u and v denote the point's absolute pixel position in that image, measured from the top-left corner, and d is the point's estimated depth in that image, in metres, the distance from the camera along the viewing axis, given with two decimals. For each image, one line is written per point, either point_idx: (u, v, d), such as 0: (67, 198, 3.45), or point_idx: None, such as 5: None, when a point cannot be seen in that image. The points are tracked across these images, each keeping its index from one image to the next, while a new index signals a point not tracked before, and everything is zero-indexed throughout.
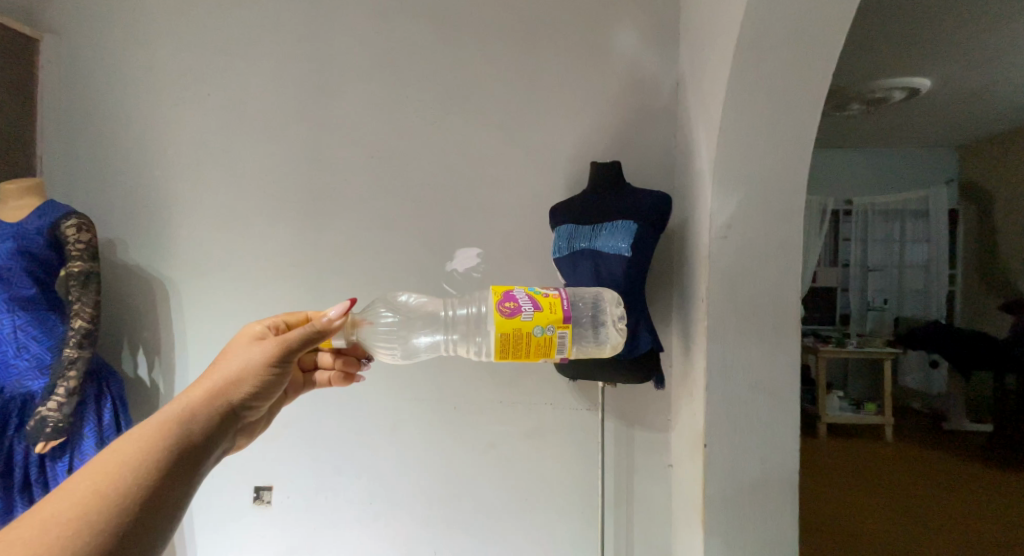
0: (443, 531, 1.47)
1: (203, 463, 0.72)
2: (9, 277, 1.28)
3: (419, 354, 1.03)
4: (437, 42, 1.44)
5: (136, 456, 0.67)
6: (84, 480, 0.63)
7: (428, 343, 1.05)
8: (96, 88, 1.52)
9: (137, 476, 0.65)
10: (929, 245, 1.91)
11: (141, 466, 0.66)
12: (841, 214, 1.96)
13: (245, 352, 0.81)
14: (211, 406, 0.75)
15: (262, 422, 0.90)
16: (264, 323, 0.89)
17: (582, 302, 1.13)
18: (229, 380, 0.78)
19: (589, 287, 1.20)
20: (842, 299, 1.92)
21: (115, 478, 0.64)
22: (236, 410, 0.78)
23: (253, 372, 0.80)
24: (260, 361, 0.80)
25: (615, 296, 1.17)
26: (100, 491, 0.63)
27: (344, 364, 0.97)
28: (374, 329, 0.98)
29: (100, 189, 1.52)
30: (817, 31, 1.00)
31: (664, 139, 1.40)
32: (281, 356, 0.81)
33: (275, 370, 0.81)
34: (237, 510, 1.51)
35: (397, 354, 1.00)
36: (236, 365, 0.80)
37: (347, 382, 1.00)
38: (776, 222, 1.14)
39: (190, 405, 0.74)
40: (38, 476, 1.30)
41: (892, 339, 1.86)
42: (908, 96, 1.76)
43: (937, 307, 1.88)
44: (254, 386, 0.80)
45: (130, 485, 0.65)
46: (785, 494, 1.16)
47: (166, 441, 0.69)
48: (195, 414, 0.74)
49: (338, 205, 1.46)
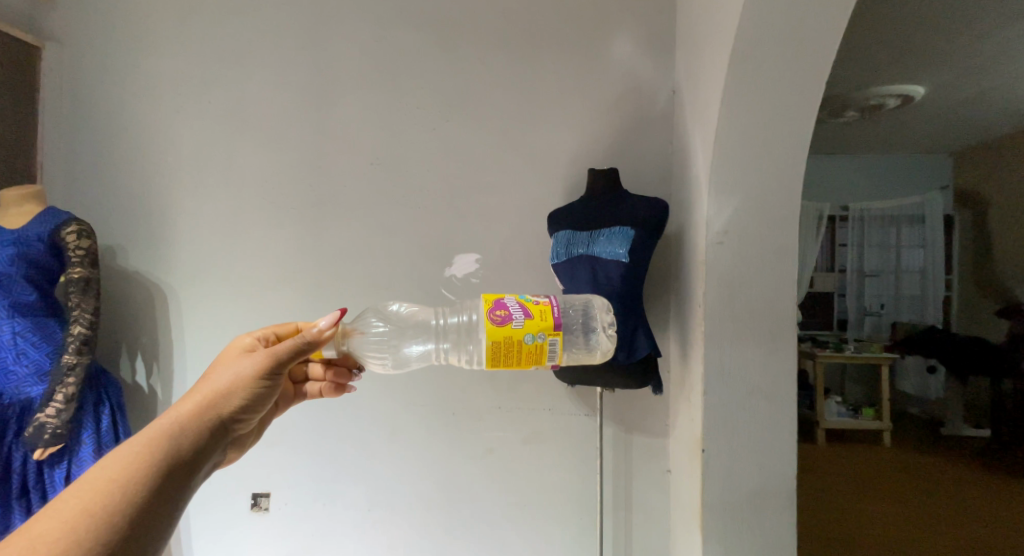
0: (443, 538, 1.46)
1: (193, 479, 0.72)
2: (9, 283, 1.28)
3: (410, 364, 1.03)
4: (437, 49, 1.45)
5: (125, 472, 0.66)
6: (72, 498, 0.63)
7: (420, 352, 1.05)
8: (96, 96, 1.52)
9: (126, 493, 0.65)
10: (926, 251, 1.67)
11: (130, 482, 0.66)
12: (836, 220, 1.72)
13: (236, 364, 0.81)
14: (200, 420, 0.75)
15: (252, 434, 0.90)
16: (254, 335, 0.90)
17: (573, 309, 1.15)
18: (219, 393, 0.78)
19: (581, 294, 1.21)
20: (840, 304, 1.71)
21: (104, 495, 0.64)
22: (227, 423, 0.78)
23: (243, 385, 0.79)
24: (251, 374, 0.80)
25: (606, 302, 1.18)
26: (88, 509, 0.63)
27: (334, 375, 0.97)
28: (364, 339, 0.98)
29: (100, 196, 1.52)
30: (811, 36, 1.02)
31: (661, 146, 1.41)
32: (272, 368, 0.81)
33: (266, 382, 0.81)
34: (236, 517, 1.50)
35: (387, 364, 0.99)
36: (227, 378, 0.79)
37: (338, 392, 0.99)
38: (771, 227, 1.14)
39: (179, 419, 0.74)
40: (36, 483, 1.29)
41: (887, 342, 1.69)
42: (900, 103, 1.79)
43: (935, 313, 1.66)
44: (244, 398, 0.79)
45: (120, 501, 0.64)
46: (785, 500, 1.16)
47: (155, 457, 0.69)
48: (185, 428, 0.73)
49: (337, 211, 1.47)
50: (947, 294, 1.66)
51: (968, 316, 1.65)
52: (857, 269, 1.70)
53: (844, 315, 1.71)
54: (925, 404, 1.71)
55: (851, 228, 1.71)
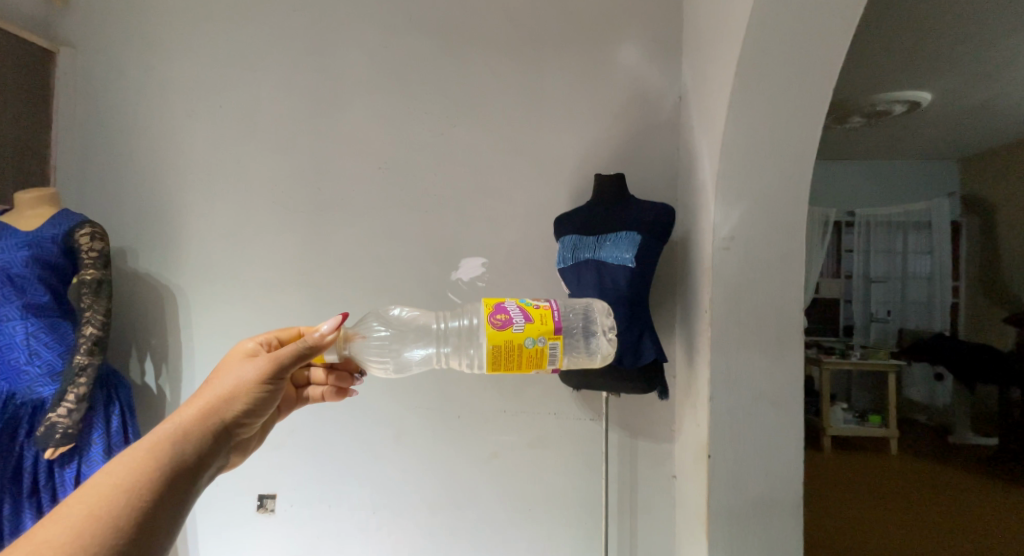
0: (446, 541, 1.46)
1: (197, 483, 0.72)
2: (23, 284, 1.30)
3: (411, 367, 1.03)
4: (445, 55, 1.47)
5: (129, 477, 0.67)
6: (78, 502, 0.64)
7: (421, 356, 1.06)
8: (109, 100, 1.55)
9: (131, 498, 0.66)
10: (933, 257, 1.77)
11: (135, 487, 0.67)
12: (843, 225, 1.79)
13: (238, 369, 0.81)
14: (204, 425, 0.75)
15: (256, 438, 0.90)
16: (257, 339, 0.90)
17: (573, 313, 1.15)
18: (222, 397, 0.78)
19: (583, 298, 1.21)
20: (846, 310, 1.75)
21: (110, 500, 0.65)
22: (230, 427, 0.78)
23: (246, 389, 0.80)
24: (253, 378, 0.80)
25: (606, 305, 1.18)
26: (94, 514, 0.63)
27: (336, 379, 0.99)
28: (366, 343, 0.98)
29: (113, 198, 1.54)
30: (819, 44, 1.02)
31: (668, 152, 1.42)
32: (274, 373, 0.81)
33: (268, 387, 0.81)
34: (241, 518, 1.51)
35: (389, 368, 1.00)
36: (229, 382, 0.79)
37: (340, 396, 1.00)
38: (778, 233, 1.15)
39: (183, 424, 0.74)
40: (47, 483, 1.31)
41: (895, 350, 1.74)
42: (908, 109, 1.79)
43: (941, 319, 1.75)
44: (248, 403, 0.80)
45: (125, 507, 0.65)
46: (790, 507, 1.16)
47: (158, 463, 0.69)
48: (188, 433, 0.73)
49: (345, 215, 1.48)
50: (954, 300, 1.75)
51: (973, 322, 1.74)
52: (863, 276, 1.76)
53: (851, 322, 1.75)
54: (933, 412, 1.76)
55: (857, 233, 1.78)
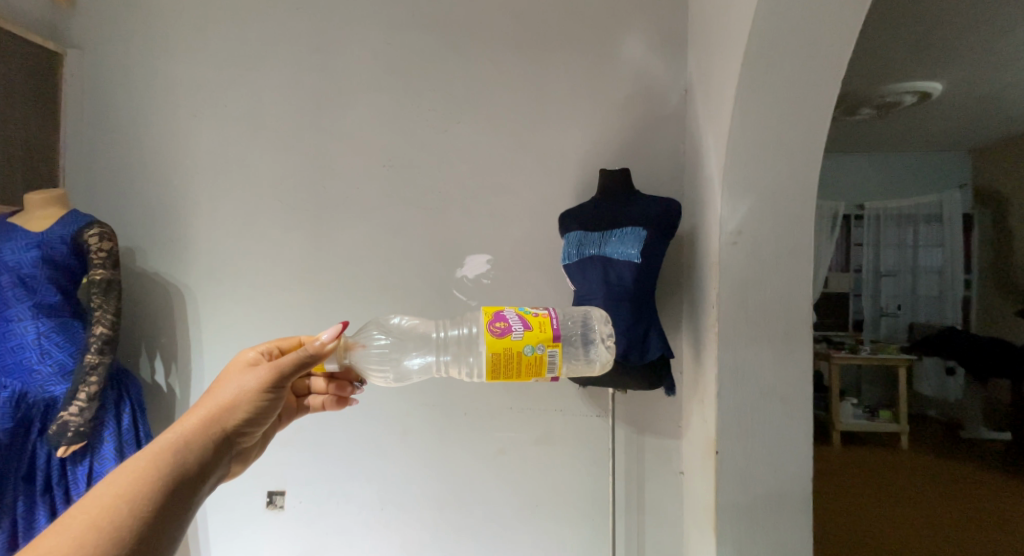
0: (453, 538, 1.47)
1: (199, 492, 0.73)
2: (34, 285, 1.32)
3: (411, 377, 1.02)
4: (449, 52, 1.46)
5: (131, 488, 0.68)
6: (81, 513, 0.64)
7: (420, 365, 1.05)
8: (116, 101, 1.56)
9: (133, 508, 0.66)
10: (944, 250, 1.70)
11: (137, 496, 0.67)
12: (851, 218, 1.74)
13: (239, 378, 0.81)
14: (206, 435, 0.76)
15: (257, 447, 0.90)
16: (258, 349, 0.88)
17: (572, 321, 1.17)
18: (223, 407, 0.78)
19: (579, 306, 1.22)
20: (855, 305, 1.72)
21: (112, 511, 0.65)
22: (230, 436, 0.78)
23: (247, 399, 0.80)
24: (254, 388, 0.80)
25: (604, 314, 1.18)
26: (97, 524, 0.64)
27: (336, 388, 0.97)
28: (366, 352, 0.98)
29: (121, 198, 1.56)
30: (827, 33, 1.01)
31: (673, 146, 1.41)
32: (275, 382, 0.81)
33: (269, 395, 0.81)
34: (251, 514, 1.52)
35: (389, 378, 0.99)
36: (230, 392, 0.80)
37: (341, 405, 1.00)
38: (786, 228, 1.13)
39: (185, 434, 0.75)
40: (60, 480, 1.32)
41: (905, 344, 1.71)
42: (919, 99, 1.77)
43: (953, 311, 1.68)
44: (249, 412, 0.80)
45: (126, 516, 0.66)
46: (799, 504, 1.15)
47: (160, 472, 0.70)
48: (189, 443, 0.74)
49: (349, 212, 1.48)
50: (965, 294, 1.69)
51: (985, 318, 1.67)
52: (872, 270, 1.71)
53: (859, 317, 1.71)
54: (945, 407, 1.72)
55: (866, 227, 1.72)
